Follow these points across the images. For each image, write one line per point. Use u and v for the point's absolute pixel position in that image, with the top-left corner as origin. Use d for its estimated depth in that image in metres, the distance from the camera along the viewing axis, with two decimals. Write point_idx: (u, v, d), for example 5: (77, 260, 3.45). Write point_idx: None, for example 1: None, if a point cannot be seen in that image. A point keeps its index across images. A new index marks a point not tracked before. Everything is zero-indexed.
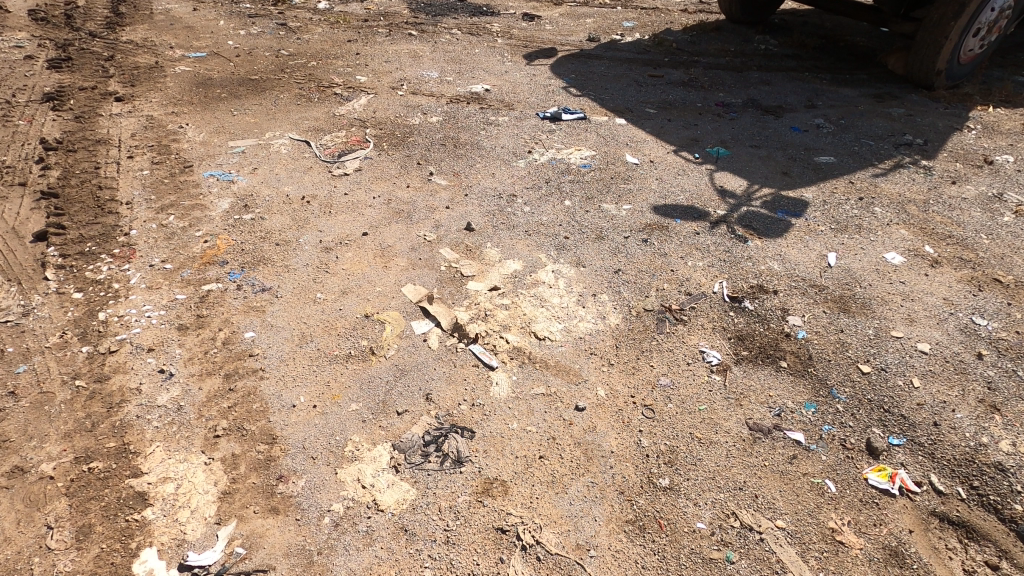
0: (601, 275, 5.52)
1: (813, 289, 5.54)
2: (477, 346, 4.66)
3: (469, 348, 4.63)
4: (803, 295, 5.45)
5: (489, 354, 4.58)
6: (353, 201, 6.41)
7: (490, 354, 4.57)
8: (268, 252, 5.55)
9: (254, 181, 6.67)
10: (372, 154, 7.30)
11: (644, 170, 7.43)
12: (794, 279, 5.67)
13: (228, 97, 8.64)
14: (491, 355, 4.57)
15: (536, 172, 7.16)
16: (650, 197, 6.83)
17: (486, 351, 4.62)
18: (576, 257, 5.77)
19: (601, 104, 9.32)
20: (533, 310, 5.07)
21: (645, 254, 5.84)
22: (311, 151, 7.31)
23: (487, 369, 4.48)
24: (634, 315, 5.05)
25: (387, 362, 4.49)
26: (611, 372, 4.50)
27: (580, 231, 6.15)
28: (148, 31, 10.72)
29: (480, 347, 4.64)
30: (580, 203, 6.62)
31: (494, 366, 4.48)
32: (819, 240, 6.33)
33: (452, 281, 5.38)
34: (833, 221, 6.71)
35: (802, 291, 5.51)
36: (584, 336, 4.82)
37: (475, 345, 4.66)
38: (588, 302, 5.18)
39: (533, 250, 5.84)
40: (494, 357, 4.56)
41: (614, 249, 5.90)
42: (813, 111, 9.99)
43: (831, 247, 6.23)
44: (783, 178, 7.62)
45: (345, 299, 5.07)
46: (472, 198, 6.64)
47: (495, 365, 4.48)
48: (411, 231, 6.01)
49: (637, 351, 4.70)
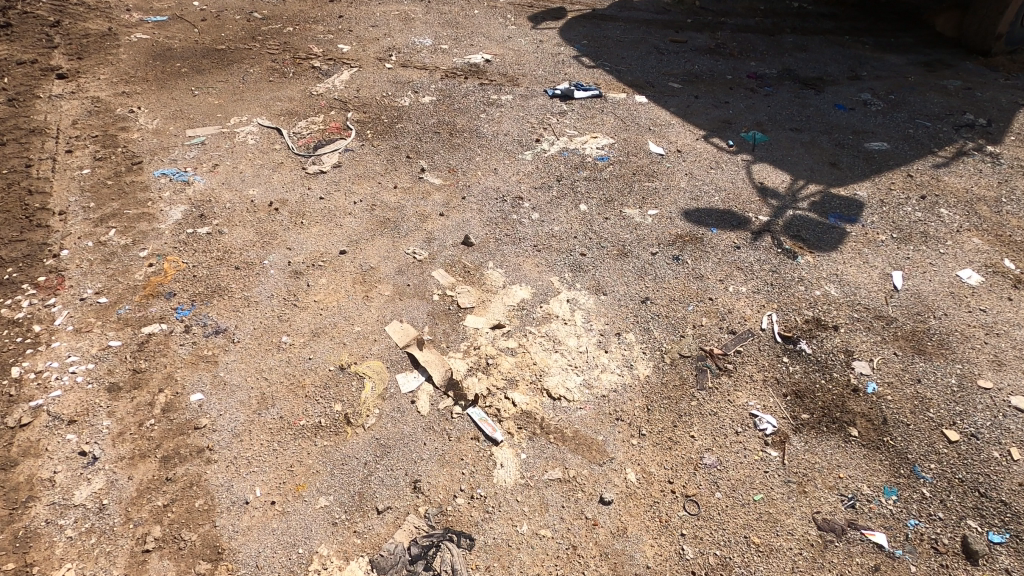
0: (625, 307, 4.60)
1: (880, 323, 4.61)
2: (476, 411, 3.79)
3: (468, 415, 3.77)
4: (867, 331, 4.53)
5: (492, 424, 3.71)
6: (329, 208, 5.42)
7: (492, 425, 3.70)
8: (224, 278, 4.62)
9: (213, 181, 5.66)
10: (354, 146, 6.26)
11: (671, 163, 6.37)
12: (856, 308, 4.73)
13: (190, 72, 7.50)
14: (494, 425, 3.71)
15: (546, 167, 6.13)
16: (679, 198, 5.82)
17: (488, 418, 3.75)
18: (595, 282, 4.83)
19: (618, 77, 8.15)
20: (545, 357, 4.17)
21: (677, 277, 4.89)
22: (283, 142, 6.26)
23: (489, 444, 3.62)
24: (668, 363, 4.15)
25: (366, 435, 3.63)
26: (642, 448, 3.64)
27: (599, 247, 5.19)
28: None
29: (480, 413, 3.77)
30: (597, 209, 5.63)
31: (497, 440, 3.62)
32: (880, 254, 5.35)
33: (447, 317, 4.47)
34: (894, 228, 5.71)
35: (867, 325, 4.59)
36: (608, 394, 3.94)
37: (474, 410, 3.79)
38: (611, 346, 4.27)
39: (543, 273, 4.90)
40: (497, 428, 3.70)
41: (639, 270, 4.94)
42: (857, 83, 8.80)
43: (895, 262, 5.27)
44: (832, 170, 6.57)
45: (315, 343, 4.16)
46: (470, 202, 5.63)
47: (499, 439, 3.62)
48: (398, 248, 5.06)
49: (674, 415, 3.83)
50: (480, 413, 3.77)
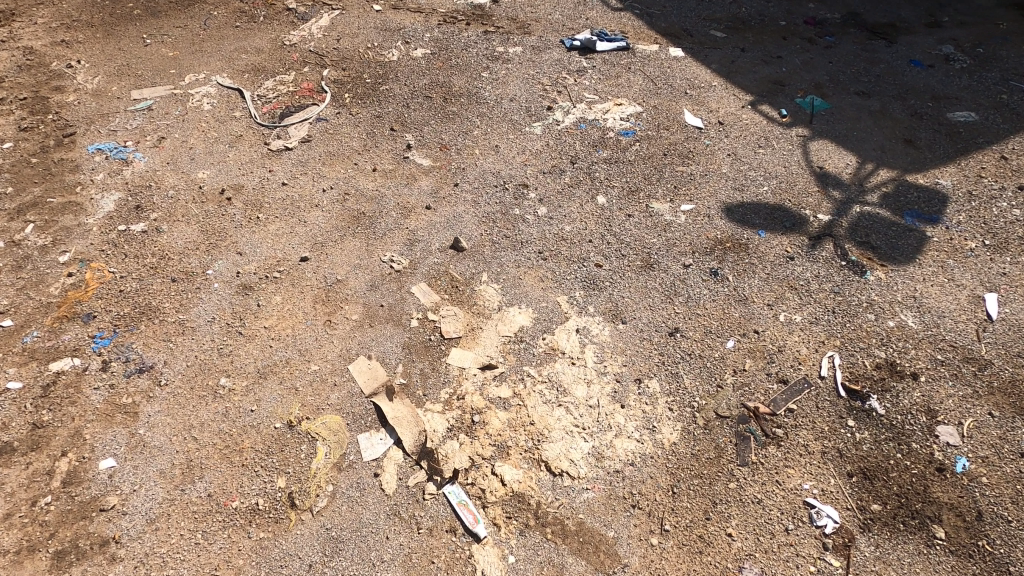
0: (648, 343, 3.70)
1: (971, 368, 3.64)
2: (453, 491, 3.02)
3: (445, 497, 2.99)
4: (955, 381, 3.57)
5: (473, 511, 2.95)
6: (293, 198, 4.49)
7: (473, 512, 2.94)
8: (157, 295, 3.78)
9: (157, 159, 4.71)
10: (328, 114, 5.22)
11: (710, 140, 5.25)
12: (939, 346, 3.76)
13: (144, 15, 6.36)
14: (475, 513, 2.94)
15: (558, 145, 5.06)
16: (719, 189, 4.75)
17: (468, 502, 2.98)
18: (611, 305, 3.91)
19: (650, 24, 6.83)
20: (544, 413, 3.32)
21: (715, 300, 3.94)
22: (244, 107, 5.24)
23: (469, 540, 2.87)
24: (700, 426, 3.30)
25: (313, 524, 2.88)
26: (663, 552, 2.85)
27: (619, 255, 4.22)
28: None
29: (460, 496, 2.99)
30: (617, 202, 4.61)
31: (479, 535, 2.87)
32: (969, 267, 4.28)
33: (427, 352, 3.63)
34: (987, 229, 4.58)
35: (954, 371, 3.62)
36: (622, 470, 3.12)
37: (450, 489, 3.02)
38: (629, 398, 3.41)
39: (548, 292, 3.98)
40: (479, 516, 2.94)
41: (667, 290, 4.00)
42: (938, 31, 7.33)
43: (988, 279, 4.20)
44: (907, 150, 5.38)
45: (261, 388, 3.37)
46: (464, 191, 4.64)
47: (482, 534, 2.87)
48: (372, 254, 4.15)
49: (706, 502, 3.01)
50: (458, 494, 3.00)
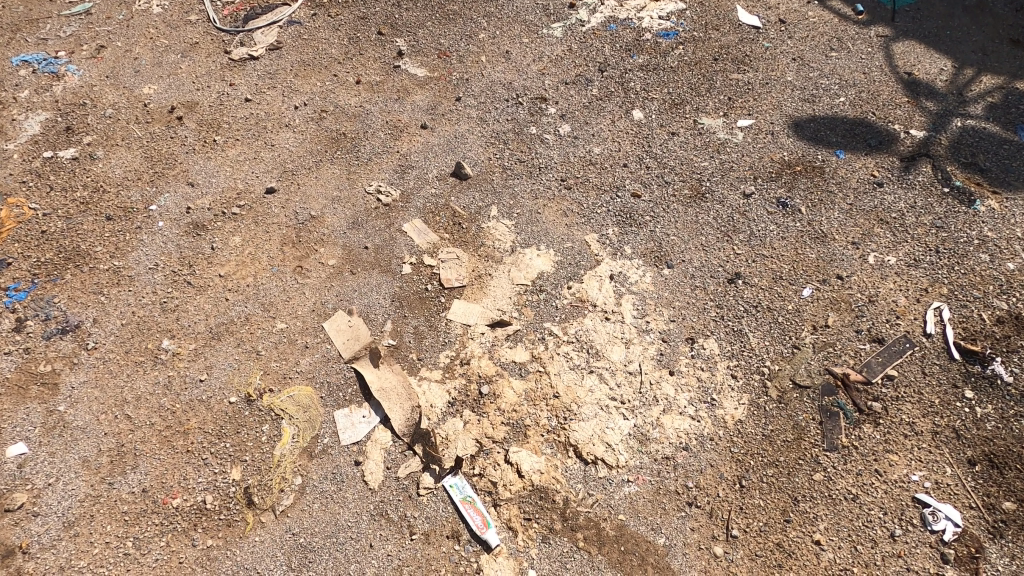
0: (702, 292, 2.92)
1: None
2: (455, 484, 2.35)
3: (446, 492, 2.33)
4: None
5: (480, 511, 2.29)
6: (258, 117, 3.65)
7: (481, 512, 2.28)
8: (86, 237, 3.04)
9: (94, 72, 3.86)
10: (302, 16, 4.28)
11: (771, 41, 4.25)
12: None
13: None
14: (484, 514, 2.29)
15: (582, 50, 4.12)
16: (784, 101, 3.83)
17: (475, 499, 2.32)
18: (653, 246, 3.11)
19: None
20: (572, 382, 2.60)
21: (785, 238, 3.13)
22: (201, 10, 4.32)
23: (476, 549, 2.22)
24: (772, 399, 2.56)
25: (276, 529, 2.24)
26: (731, 566, 2.18)
27: (661, 183, 3.37)
28: None
29: (466, 491, 2.33)
30: (658, 117, 3.72)
31: (489, 544, 2.22)
32: None
33: (422, 305, 2.89)
34: None
35: None
36: (674, 458, 2.42)
37: (452, 483, 2.35)
38: (679, 363, 2.68)
39: (574, 230, 3.18)
40: (489, 519, 2.28)
41: (724, 226, 3.18)
42: None
43: None
44: (1015, 51, 4.32)
45: (212, 353, 2.67)
46: (467, 107, 3.77)
47: (493, 543, 2.22)
48: (353, 184, 3.35)
49: (786, 500, 2.31)
50: (462, 490, 2.34)
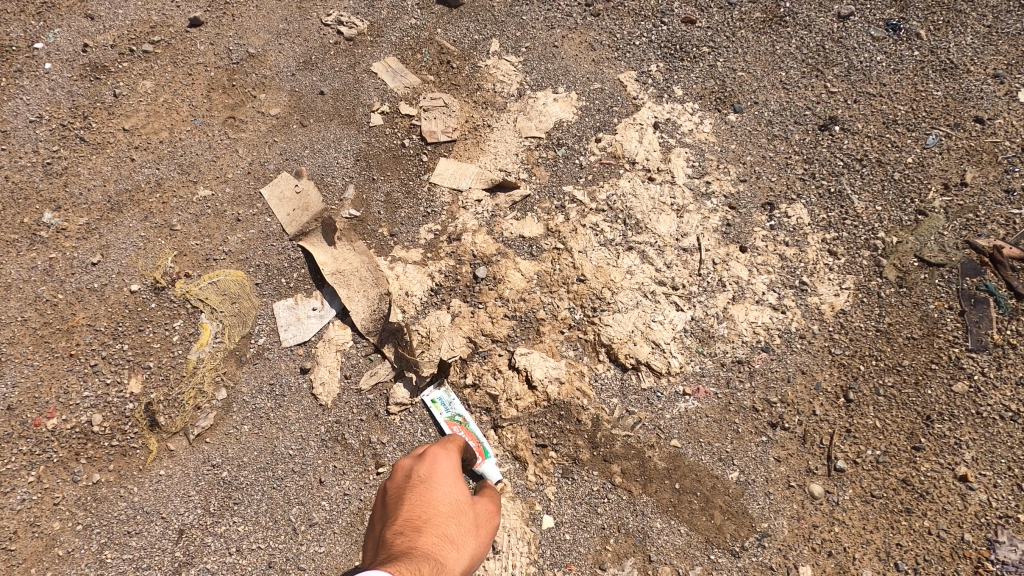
0: (783, 144, 2.11)
1: None
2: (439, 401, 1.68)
3: (427, 411, 1.66)
4: None
5: (473, 435, 1.63)
6: None
7: (476, 438, 1.62)
8: None
9: None
10: None
11: None
12: None
13: None
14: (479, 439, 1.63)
15: None
16: None
17: (466, 420, 1.65)
18: (714, 86, 2.26)
19: None
20: (602, 263, 1.86)
21: (898, 72, 2.25)
22: None
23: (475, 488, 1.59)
24: (889, 283, 1.80)
25: (189, 459, 1.60)
26: (835, 513, 1.51)
27: (725, 5, 2.46)
28: None
29: (455, 409, 1.66)
30: None
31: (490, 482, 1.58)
32: None
33: (397, 166, 2.12)
34: None
35: None
36: (749, 363, 1.70)
37: (433, 399, 1.68)
38: (753, 237, 1.92)
39: (603, 68, 2.33)
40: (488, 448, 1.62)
41: (812, 58, 2.30)
42: None
43: None
44: None
45: (110, 229, 1.95)
46: None
47: (495, 479, 1.58)
48: (306, 14, 2.49)
49: (912, 420, 1.60)
50: (449, 408, 1.67)
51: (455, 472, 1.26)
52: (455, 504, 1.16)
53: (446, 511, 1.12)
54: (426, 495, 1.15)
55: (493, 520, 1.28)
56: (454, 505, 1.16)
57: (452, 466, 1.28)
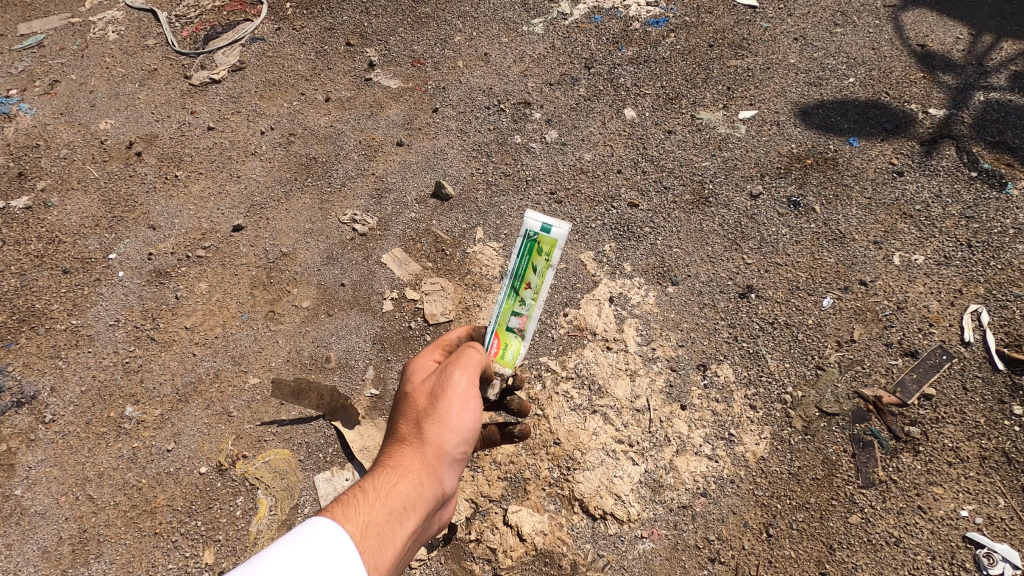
0: (711, 311, 2.66)
1: None
2: (534, 232, 1.53)
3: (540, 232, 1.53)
4: None
5: (522, 313, 1.60)
6: (222, 146, 3.41)
7: (515, 321, 1.60)
8: (42, 295, 2.82)
9: (48, 109, 3.65)
10: (266, 30, 4.01)
11: (770, 21, 3.98)
12: None
13: None
14: (505, 330, 1.62)
15: (568, 44, 3.85)
16: (788, 87, 3.55)
17: (510, 273, 1.58)
18: (656, 261, 2.84)
19: None
20: (574, 426, 2.36)
21: (799, 243, 2.85)
22: (158, 33, 4.07)
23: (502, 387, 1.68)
24: (796, 431, 2.32)
25: None
26: None
27: (660, 190, 3.10)
28: None
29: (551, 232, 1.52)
30: (652, 115, 3.44)
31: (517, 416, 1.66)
32: None
33: (406, 346, 2.65)
34: None
35: None
36: (691, 507, 2.18)
37: (525, 231, 1.53)
38: (691, 395, 2.43)
39: (567, 249, 2.92)
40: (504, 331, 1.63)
41: (731, 233, 2.91)
42: None
43: None
44: None
45: (179, 418, 2.44)
46: (446, 117, 3.50)
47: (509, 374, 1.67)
48: (326, 213, 3.10)
49: (818, 548, 2.08)
50: (542, 253, 1.54)
51: (423, 374, 1.47)
52: (420, 399, 1.39)
53: (411, 411, 1.38)
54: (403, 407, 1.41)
55: (485, 359, 1.49)
56: (419, 395, 1.40)
57: (432, 358, 1.54)
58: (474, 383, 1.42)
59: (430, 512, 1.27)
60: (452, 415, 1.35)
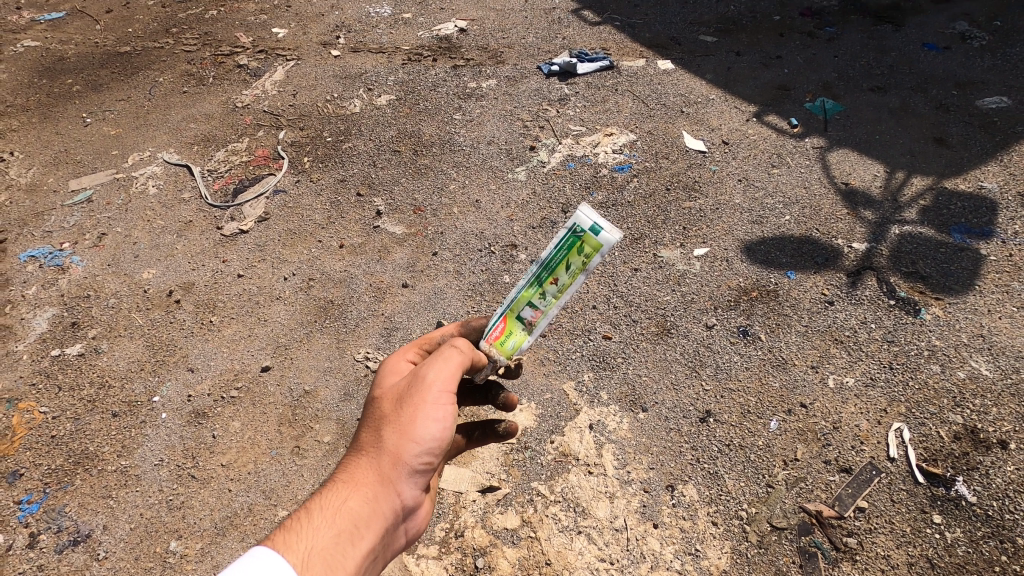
0: (677, 434, 3.11)
1: None
2: (583, 228, 1.48)
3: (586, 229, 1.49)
4: None
5: (538, 307, 1.60)
6: (251, 292, 3.93)
7: (527, 313, 1.62)
8: (95, 437, 3.22)
9: (97, 260, 4.19)
10: (288, 183, 4.67)
11: (717, 164, 4.71)
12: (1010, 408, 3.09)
13: (84, 89, 5.91)
14: (516, 318, 1.64)
15: (547, 190, 4.52)
16: (735, 225, 4.19)
17: (542, 263, 1.58)
18: (628, 389, 3.32)
19: (632, 37, 6.39)
20: (562, 546, 2.75)
21: (749, 369, 3.35)
22: (193, 187, 4.71)
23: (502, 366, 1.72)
24: (752, 544, 2.71)
25: None
26: None
27: (629, 322, 3.63)
28: None
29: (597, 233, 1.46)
30: (620, 254, 4.04)
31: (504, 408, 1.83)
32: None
33: None
34: None
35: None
36: None
37: (573, 226, 1.49)
38: (662, 514, 2.83)
39: (552, 379, 3.40)
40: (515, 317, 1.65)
41: (691, 362, 3.41)
42: (945, 8, 6.66)
43: None
44: (939, 150, 4.82)
45: (218, 551, 2.79)
46: (444, 260, 4.07)
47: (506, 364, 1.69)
48: (343, 352, 3.58)
49: None
50: (581, 253, 1.49)
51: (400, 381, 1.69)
52: (390, 411, 1.62)
53: (377, 421, 1.63)
54: (377, 413, 1.65)
55: (462, 357, 1.64)
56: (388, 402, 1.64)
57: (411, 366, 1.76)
58: (443, 397, 1.61)
59: (386, 517, 1.54)
60: (413, 423, 1.58)
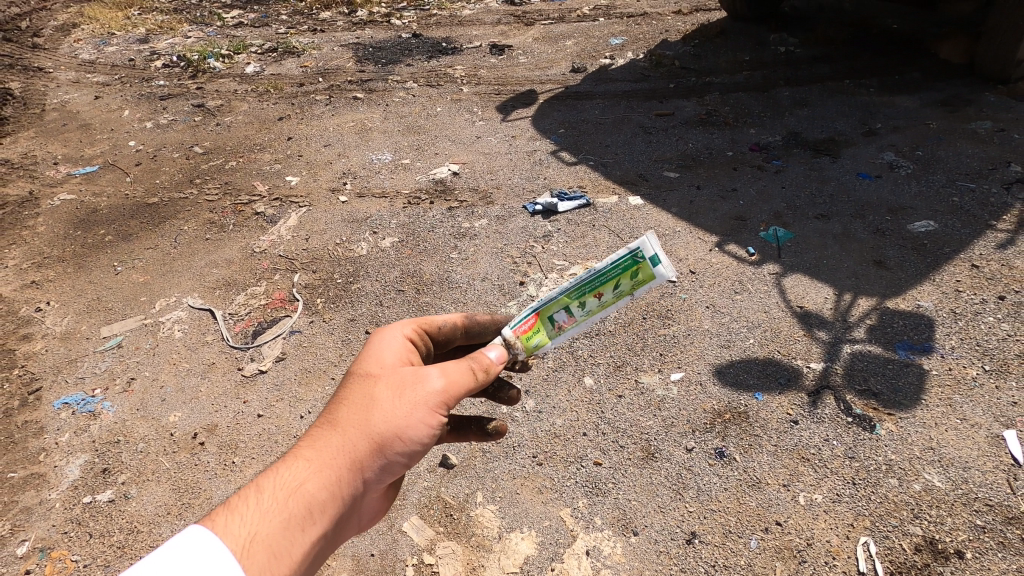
0: (666, 558, 3.39)
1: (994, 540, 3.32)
2: (643, 255, 1.96)
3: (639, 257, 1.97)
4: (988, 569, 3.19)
5: (573, 314, 2.11)
6: (270, 431, 4.28)
7: (561, 318, 2.11)
8: None
9: (126, 405, 4.56)
10: (302, 323, 5.17)
11: (687, 292, 5.31)
12: (960, 518, 3.44)
13: (115, 239, 6.55)
14: (549, 320, 2.12)
15: None
16: (706, 349, 4.70)
17: (594, 276, 2.04)
18: (619, 513, 3.63)
19: (605, 175, 7.28)
20: None
21: (727, 489, 3.70)
22: (215, 330, 5.18)
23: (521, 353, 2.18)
24: None
25: None
26: None
27: (617, 448, 4.01)
28: (43, 147, 8.83)
29: (650, 262, 1.95)
30: (605, 381, 4.49)
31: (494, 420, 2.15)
32: (965, 417, 4.03)
33: None
34: (982, 368, 4.38)
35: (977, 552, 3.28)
36: None
37: (635, 252, 1.96)
38: None
39: (549, 506, 3.72)
40: (548, 317, 2.12)
41: (675, 484, 3.76)
42: (874, 139, 7.67)
43: (991, 423, 3.97)
44: (880, 271, 5.47)
45: None
46: None
47: (525, 354, 2.13)
48: None
49: None
50: (634, 277, 2.00)
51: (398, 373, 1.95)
52: (385, 401, 1.88)
53: (362, 406, 1.86)
54: (366, 396, 1.89)
55: (465, 372, 1.97)
56: (380, 389, 1.90)
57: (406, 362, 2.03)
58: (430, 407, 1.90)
59: (341, 502, 1.74)
60: (399, 417, 1.84)
